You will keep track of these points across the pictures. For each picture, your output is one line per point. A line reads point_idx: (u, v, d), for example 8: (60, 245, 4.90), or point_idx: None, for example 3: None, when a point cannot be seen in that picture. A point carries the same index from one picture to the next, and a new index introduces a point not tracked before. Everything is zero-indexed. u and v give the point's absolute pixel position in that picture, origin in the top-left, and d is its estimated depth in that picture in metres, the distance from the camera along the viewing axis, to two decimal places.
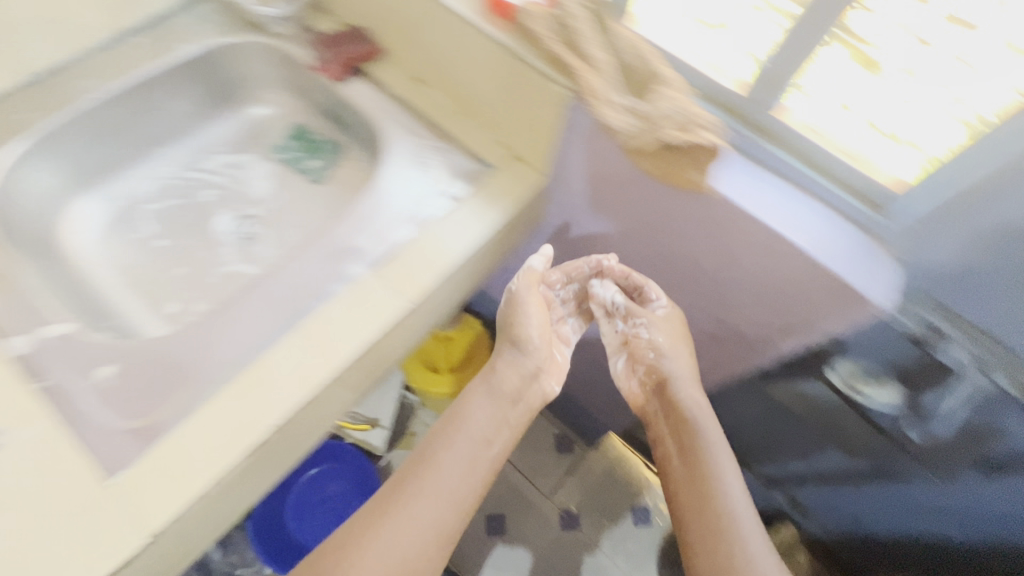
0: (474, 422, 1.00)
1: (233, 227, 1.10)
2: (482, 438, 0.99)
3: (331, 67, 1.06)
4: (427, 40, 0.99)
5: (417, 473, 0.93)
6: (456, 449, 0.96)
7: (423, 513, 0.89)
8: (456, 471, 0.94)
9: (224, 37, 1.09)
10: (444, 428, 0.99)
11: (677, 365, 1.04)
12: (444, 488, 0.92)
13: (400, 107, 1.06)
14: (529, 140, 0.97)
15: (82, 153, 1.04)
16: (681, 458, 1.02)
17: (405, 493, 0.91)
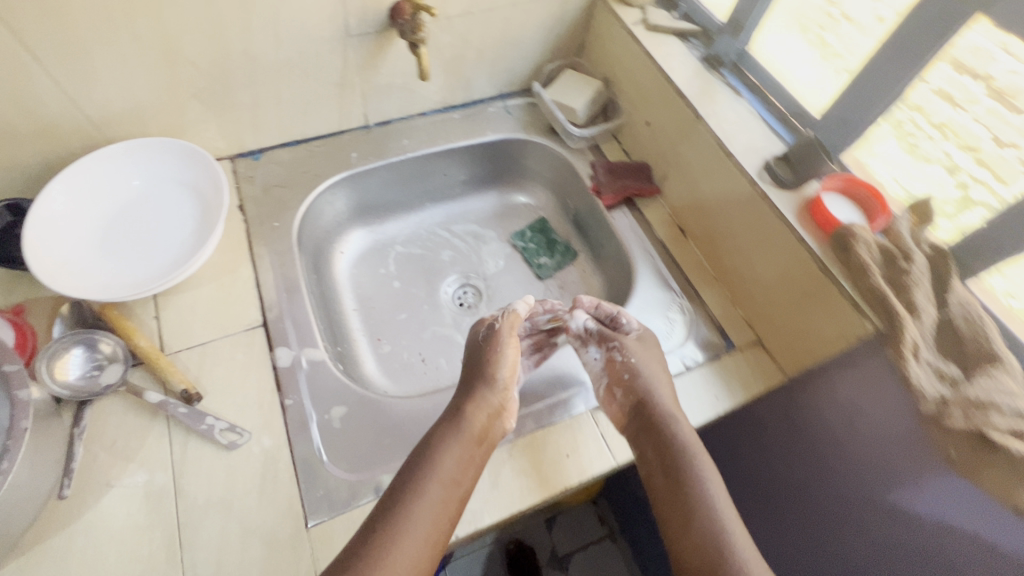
0: (479, 407, 0.69)
1: (448, 303, 1.03)
2: (483, 425, 0.68)
3: (596, 183, 0.97)
4: (693, 171, 0.88)
5: (412, 465, 0.63)
6: (442, 437, 0.65)
7: (415, 518, 0.58)
8: (453, 446, 0.64)
9: (493, 100, 1.08)
10: (450, 409, 0.69)
11: (664, 392, 0.72)
12: (438, 471, 0.62)
13: (633, 222, 0.95)
14: (766, 300, 0.80)
15: (266, 208, 0.88)
16: (660, 459, 0.66)
17: (387, 513, 0.58)
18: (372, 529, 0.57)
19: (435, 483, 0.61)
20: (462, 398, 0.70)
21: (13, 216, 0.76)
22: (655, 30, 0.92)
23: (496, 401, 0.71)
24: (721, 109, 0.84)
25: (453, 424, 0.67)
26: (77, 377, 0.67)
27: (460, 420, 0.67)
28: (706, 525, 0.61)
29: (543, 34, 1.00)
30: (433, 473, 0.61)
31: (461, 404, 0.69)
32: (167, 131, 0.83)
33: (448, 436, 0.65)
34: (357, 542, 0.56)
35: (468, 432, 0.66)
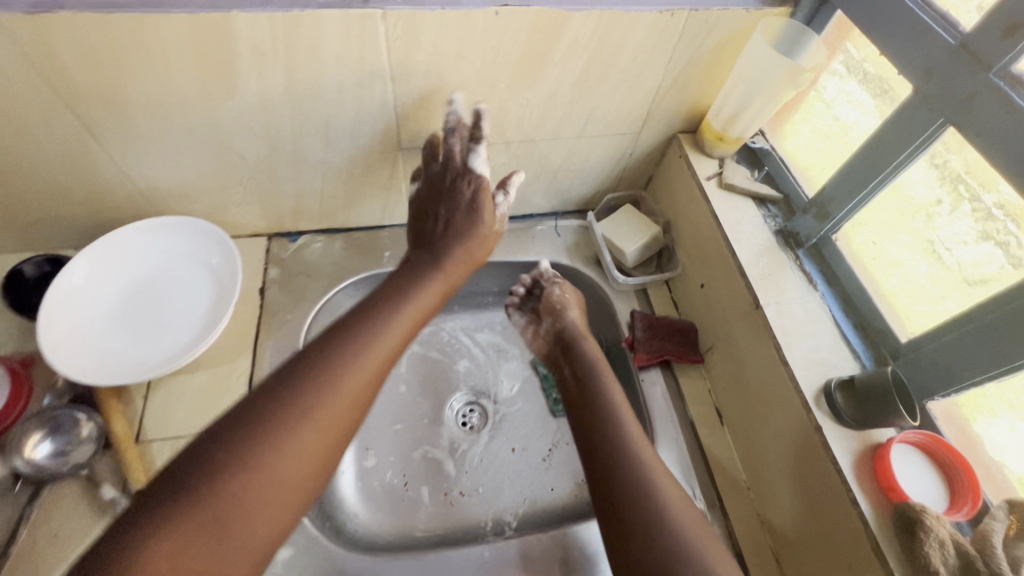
0: (411, 308, 0.69)
1: (450, 422, 0.95)
2: (409, 321, 0.68)
3: (631, 337, 0.86)
4: (742, 357, 0.76)
5: (338, 343, 0.61)
6: (386, 323, 0.65)
7: (335, 388, 0.57)
8: (388, 334, 0.64)
9: (545, 218, 1.01)
10: (372, 307, 0.67)
11: (573, 322, 0.87)
12: (370, 351, 0.61)
13: (665, 392, 0.84)
14: (795, 529, 0.66)
15: (286, 297, 0.87)
16: (577, 385, 0.79)
17: (304, 375, 0.57)
18: (274, 388, 0.55)
19: (364, 360, 0.61)
20: (397, 294, 0.70)
21: (50, 268, 0.78)
22: (728, 190, 0.82)
23: (429, 305, 0.72)
24: (786, 302, 0.72)
25: (378, 315, 0.66)
26: (44, 456, 0.66)
27: (391, 310, 0.67)
28: (628, 469, 0.65)
29: (609, 164, 0.93)
30: (357, 352, 0.60)
31: (398, 295, 0.70)
32: (210, 208, 0.84)
33: (380, 325, 0.65)
34: (250, 400, 0.54)
35: (399, 324, 0.66)
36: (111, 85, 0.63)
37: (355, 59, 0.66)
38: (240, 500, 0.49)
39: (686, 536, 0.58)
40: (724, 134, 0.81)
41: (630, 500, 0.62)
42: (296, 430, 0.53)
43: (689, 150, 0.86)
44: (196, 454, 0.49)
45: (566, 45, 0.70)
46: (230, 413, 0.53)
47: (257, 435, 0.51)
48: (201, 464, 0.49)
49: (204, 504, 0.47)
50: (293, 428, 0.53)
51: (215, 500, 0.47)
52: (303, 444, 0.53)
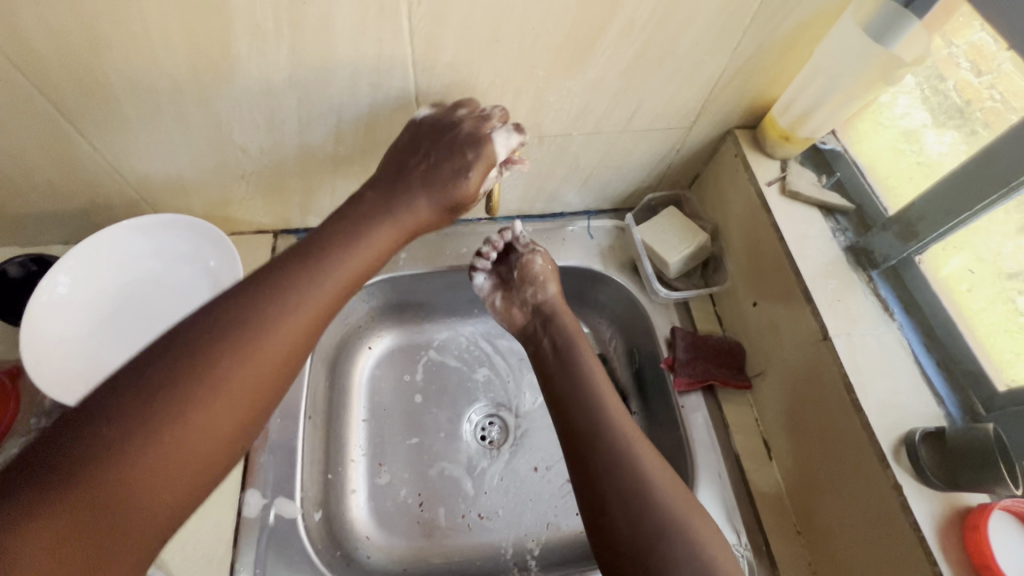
0: (365, 248, 0.59)
1: (467, 437, 0.88)
2: (363, 264, 0.58)
3: (671, 357, 0.78)
4: (800, 390, 0.67)
5: (272, 287, 0.51)
6: (329, 264, 0.56)
7: (259, 340, 0.48)
8: (330, 279, 0.55)
9: (577, 216, 0.92)
10: (318, 245, 0.57)
11: (554, 295, 0.80)
12: (309, 297, 0.52)
13: (707, 421, 0.75)
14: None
15: None
16: (554, 356, 0.74)
17: (222, 326, 0.47)
18: (188, 337, 0.46)
19: (297, 308, 0.51)
20: (354, 228, 0.60)
21: (36, 268, 0.71)
22: (792, 198, 0.72)
23: (390, 245, 0.62)
24: (859, 334, 0.63)
25: (325, 256, 0.56)
26: None
27: (342, 250, 0.57)
28: (599, 439, 0.63)
29: (653, 162, 0.83)
30: (292, 299, 0.51)
31: (352, 233, 0.60)
32: (209, 203, 0.76)
33: (323, 265, 0.55)
34: (152, 352, 0.45)
35: (345, 269, 0.56)
36: (90, 69, 0.55)
37: (372, 41, 0.56)
38: (140, 474, 0.41)
39: (655, 493, 0.58)
40: (791, 133, 0.71)
41: (604, 473, 0.61)
42: (217, 378, 0.46)
43: (747, 149, 0.76)
44: (87, 416, 0.41)
45: (619, 27, 0.59)
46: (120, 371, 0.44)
47: (165, 398, 0.43)
48: (92, 432, 0.40)
49: (97, 485, 0.39)
50: (221, 352, 0.46)
51: (110, 480, 0.40)
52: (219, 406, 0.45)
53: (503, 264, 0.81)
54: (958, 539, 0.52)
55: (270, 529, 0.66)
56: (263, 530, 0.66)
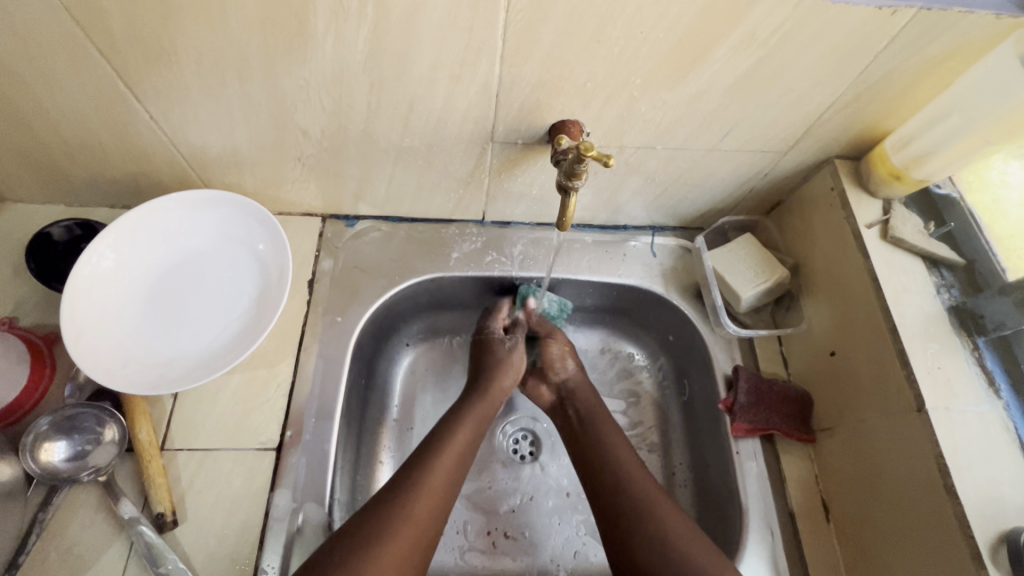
0: (435, 475, 0.61)
1: (500, 450, 0.85)
2: (430, 493, 0.59)
3: (731, 400, 0.73)
4: (874, 453, 0.62)
5: (399, 486, 0.59)
6: (459, 436, 0.66)
7: (416, 509, 0.57)
8: (453, 446, 0.65)
9: (640, 231, 0.86)
10: (392, 492, 0.58)
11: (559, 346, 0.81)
12: (433, 481, 0.60)
13: (762, 470, 0.70)
14: None
15: (337, 294, 0.75)
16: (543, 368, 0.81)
17: (382, 521, 0.55)
18: (334, 556, 0.52)
19: (435, 475, 0.61)
20: (419, 467, 0.61)
21: (81, 233, 0.69)
22: (893, 245, 0.65)
23: (453, 463, 0.63)
24: (959, 410, 0.56)
25: (434, 459, 0.63)
26: (61, 460, 0.59)
27: (417, 488, 0.59)
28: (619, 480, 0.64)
29: (734, 183, 0.76)
30: (422, 495, 0.59)
31: (437, 443, 0.65)
32: (261, 182, 0.72)
33: (427, 473, 0.61)
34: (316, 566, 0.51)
35: (456, 451, 0.64)
36: (155, 34, 0.50)
37: (462, 32, 0.51)
38: None
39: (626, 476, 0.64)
40: (903, 173, 0.64)
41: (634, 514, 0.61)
42: (386, 554, 0.53)
43: (847, 183, 0.69)
44: None
45: (738, 38, 0.52)
46: (324, 553, 0.53)
47: None
48: None
49: None
50: (397, 531, 0.55)
51: None
52: None
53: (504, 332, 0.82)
54: None
55: (297, 534, 0.61)
56: (292, 532, 0.61)
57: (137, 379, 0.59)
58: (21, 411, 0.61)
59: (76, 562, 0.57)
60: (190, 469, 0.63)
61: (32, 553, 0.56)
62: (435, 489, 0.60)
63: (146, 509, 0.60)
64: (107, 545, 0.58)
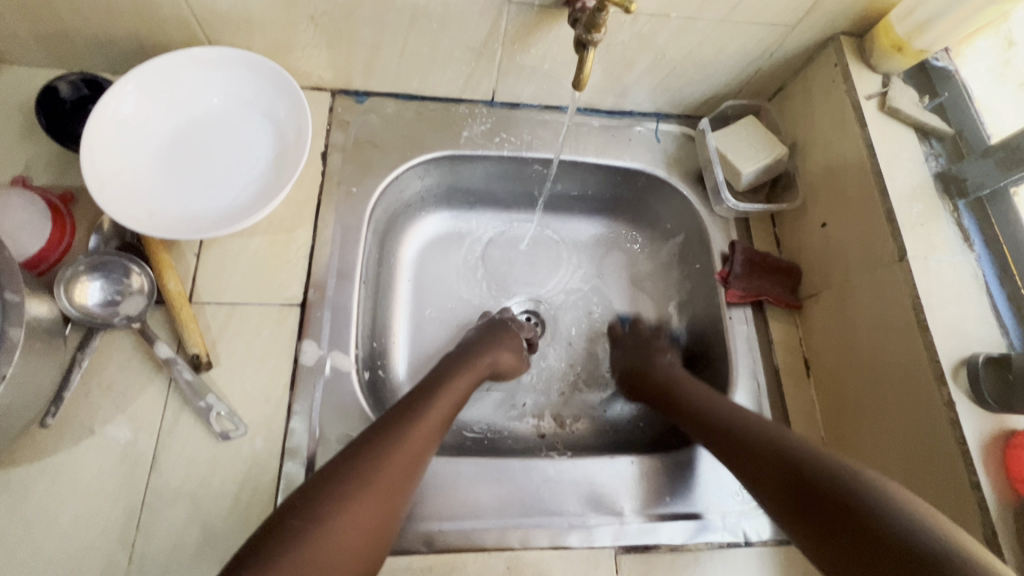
0: (433, 412, 0.58)
1: None
2: (404, 458, 0.52)
3: (727, 271, 0.77)
4: (856, 309, 0.68)
5: (396, 412, 0.57)
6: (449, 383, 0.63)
7: (407, 441, 0.53)
8: (450, 391, 0.62)
9: (646, 118, 0.87)
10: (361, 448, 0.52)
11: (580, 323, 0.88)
12: (432, 411, 0.58)
13: (751, 332, 0.76)
14: None
15: (350, 167, 0.77)
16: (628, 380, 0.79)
17: (378, 442, 0.52)
18: (331, 477, 0.48)
19: (433, 411, 0.58)
20: (418, 401, 0.59)
21: (87, 91, 0.68)
22: (889, 115, 0.69)
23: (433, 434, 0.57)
24: (936, 260, 0.62)
25: (430, 393, 0.60)
26: (96, 303, 0.61)
27: (417, 421, 0.56)
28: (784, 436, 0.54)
29: (741, 64, 0.78)
30: (417, 425, 0.55)
31: (433, 385, 0.62)
32: (271, 47, 0.71)
33: (425, 408, 0.58)
34: (307, 489, 0.47)
35: (455, 389, 0.63)
36: None
37: None
38: None
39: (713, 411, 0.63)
40: (905, 43, 0.66)
41: (859, 501, 0.44)
42: (379, 472, 0.50)
43: (849, 58, 0.71)
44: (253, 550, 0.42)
45: None
46: (313, 477, 0.49)
47: (330, 507, 0.46)
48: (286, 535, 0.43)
49: None
50: (391, 453, 0.52)
51: None
52: (362, 508, 0.47)
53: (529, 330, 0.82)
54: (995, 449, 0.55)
55: (324, 378, 0.66)
56: (320, 376, 0.65)
57: (165, 227, 0.60)
58: (48, 261, 0.62)
59: (118, 397, 0.60)
60: (219, 320, 0.66)
61: (76, 387, 0.60)
62: (431, 428, 0.57)
63: (181, 353, 0.63)
64: (147, 383, 0.61)
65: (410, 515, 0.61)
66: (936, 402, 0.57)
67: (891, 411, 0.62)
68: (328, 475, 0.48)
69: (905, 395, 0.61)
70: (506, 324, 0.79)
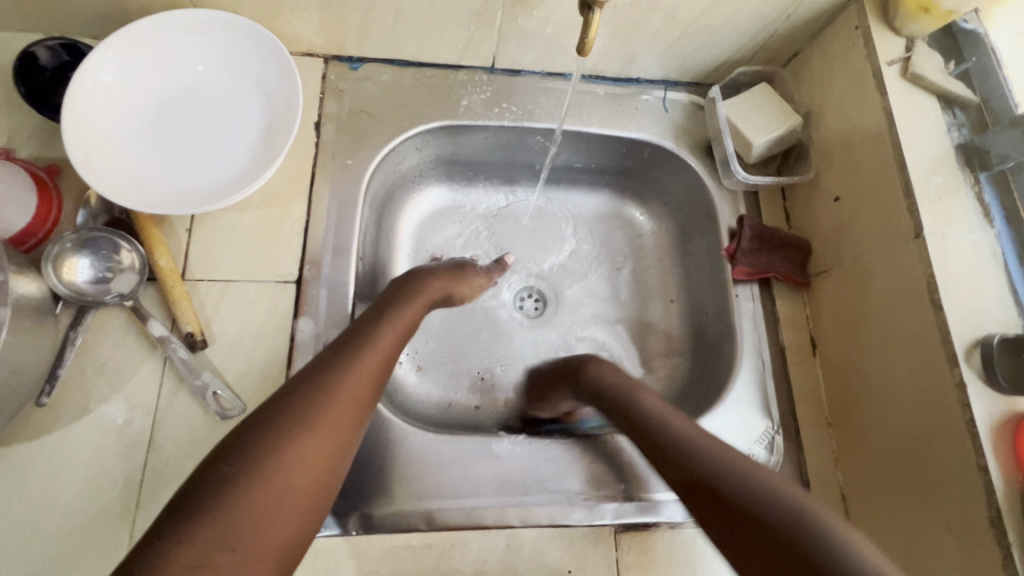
0: (378, 344, 0.57)
1: (507, 305, 0.87)
2: (349, 393, 0.52)
3: (734, 247, 0.75)
4: (867, 287, 0.66)
5: (336, 349, 0.55)
6: (389, 315, 0.62)
7: (348, 374, 0.53)
8: (394, 324, 0.61)
9: (653, 85, 0.84)
10: (276, 415, 0.47)
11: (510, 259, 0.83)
12: (375, 342, 0.57)
13: (757, 310, 0.74)
14: (884, 470, 0.62)
15: (344, 138, 0.74)
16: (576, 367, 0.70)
17: (318, 379, 0.51)
18: (268, 419, 0.47)
19: (376, 342, 0.57)
20: (362, 334, 0.58)
21: (68, 58, 0.65)
22: (911, 83, 0.65)
23: (359, 395, 0.52)
24: (954, 236, 0.59)
25: (374, 326, 0.59)
26: (85, 281, 0.60)
27: (358, 355, 0.55)
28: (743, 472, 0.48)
29: (756, 27, 0.73)
30: (358, 358, 0.55)
31: (374, 318, 0.61)
32: (258, 11, 0.67)
33: (367, 342, 0.57)
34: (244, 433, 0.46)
35: (400, 319, 0.62)
36: None
37: None
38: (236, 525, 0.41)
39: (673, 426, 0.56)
40: (933, 4, 0.62)
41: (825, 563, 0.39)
42: (321, 408, 0.49)
43: (872, 20, 0.67)
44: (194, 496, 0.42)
45: None
46: (249, 421, 0.47)
47: (271, 444, 0.45)
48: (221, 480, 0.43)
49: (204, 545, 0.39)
50: (332, 386, 0.51)
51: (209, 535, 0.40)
52: (306, 449, 0.47)
53: (486, 276, 0.79)
54: (1007, 432, 0.53)
55: None
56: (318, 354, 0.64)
57: (152, 202, 0.58)
58: (36, 238, 0.60)
59: (113, 376, 0.60)
60: (213, 299, 0.64)
61: (70, 366, 0.59)
62: (373, 358, 0.56)
63: (175, 331, 0.62)
64: (142, 361, 0.60)
65: (410, 494, 0.61)
66: (947, 384, 0.56)
67: (898, 389, 0.61)
68: (264, 418, 0.47)
69: (912, 369, 0.60)
70: (463, 268, 0.75)
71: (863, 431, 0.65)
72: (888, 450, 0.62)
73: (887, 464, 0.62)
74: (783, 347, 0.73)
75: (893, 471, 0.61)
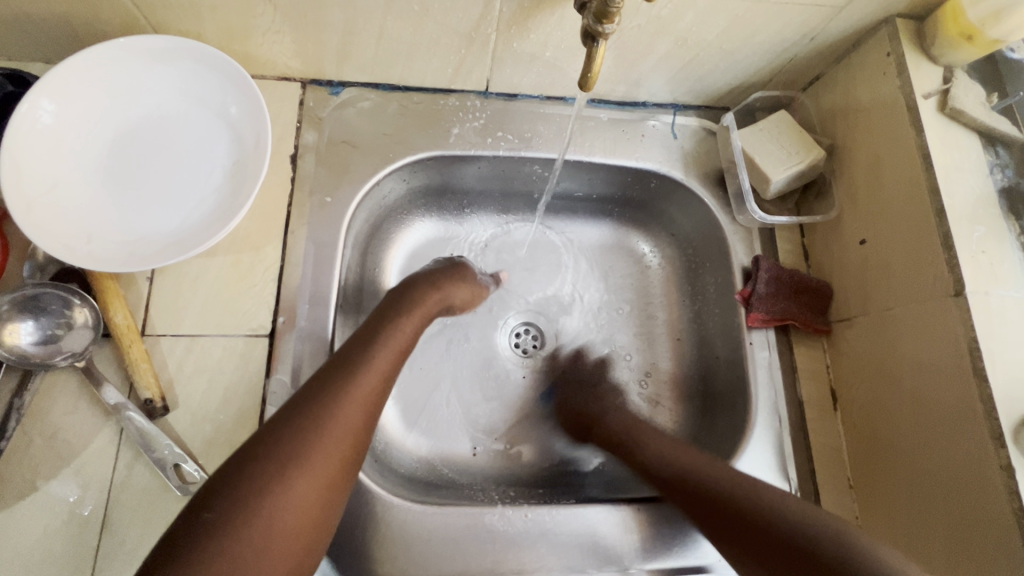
0: (372, 366, 0.51)
1: (502, 344, 0.80)
2: (340, 431, 0.46)
3: (749, 291, 0.69)
4: (898, 341, 0.60)
5: (327, 372, 0.49)
6: (388, 330, 0.55)
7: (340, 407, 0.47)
8: (391, 341, 0.54)
9: (661, 110, 0.77)
10: (259, 462, 0.42)
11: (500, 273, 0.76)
12: (371, 363, 0.51)
13: (774, 359, 0.68)
14: (913, 545, 0.56)
15: (324, 171, 0.67)
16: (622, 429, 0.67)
17: (307, 413, 0.45)
18: (251, 466, 0.42)
19: (371, 363, 0.51)
20: (354, 354, 0.51)
21: (12, 88, 0.58)
22: (951, 118, 0.59)
23: (352, 432, 0.47)
24: (998, 294, 0.53)
25: (368, 343, 0.53)
26: (30, 343, 0.54)
27: (350, 382, 0.48)
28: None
29: (775, 50, 0.67)
30: (352, 385, 0.48)
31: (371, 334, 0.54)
32: (224, 35, 0.60)
33: (362, 365, 0.50)
34: (226, 481, 0.41)
35: (399, 335, 0.55)
36: None
37: None
38: None
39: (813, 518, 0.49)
40: (977, 32, 0.56)
41: None
42: (311, 450, 0.44)
43: (905, 47, 0.61)
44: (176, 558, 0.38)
45: None
46: (230, 464, 0.42)
47: (254, 496, 0.41)
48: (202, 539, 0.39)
49: None
50: (323, 422, 0.45)
51: None
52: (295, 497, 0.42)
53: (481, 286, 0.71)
54: None
55: None
56: None
57: (102, 256, 0.52)
58: None
59: (64, 447, 0.54)
60: (176, 357, 0.58)
61: (14, 438, 0.53)
62: (369, 382, 0.50)
63: (133, 395, 0.56)
64: (97, 430, 0.54)
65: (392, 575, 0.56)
66: (993, 465, 0.50)
67: (932, 457, 0.55)
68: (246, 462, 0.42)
69: (952, 435, 0.54)
70: (460, 275, 0.68)
71: (890, 497, 0.59)
72: (919, 526, 0.56)
73: (918, 543, 0.56)
74: (802, 401, 0.67)
75: (925, 549, 0.55)
